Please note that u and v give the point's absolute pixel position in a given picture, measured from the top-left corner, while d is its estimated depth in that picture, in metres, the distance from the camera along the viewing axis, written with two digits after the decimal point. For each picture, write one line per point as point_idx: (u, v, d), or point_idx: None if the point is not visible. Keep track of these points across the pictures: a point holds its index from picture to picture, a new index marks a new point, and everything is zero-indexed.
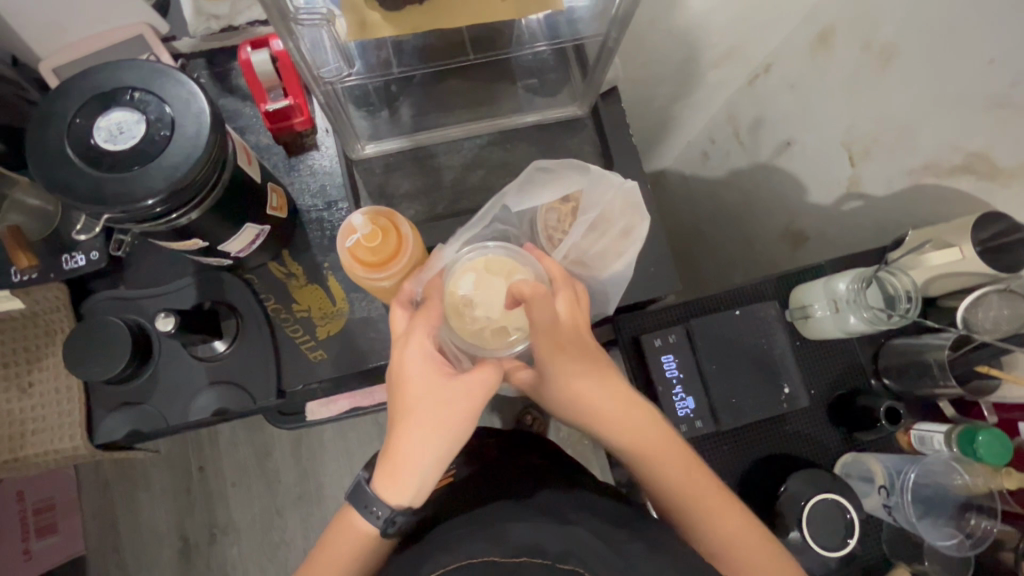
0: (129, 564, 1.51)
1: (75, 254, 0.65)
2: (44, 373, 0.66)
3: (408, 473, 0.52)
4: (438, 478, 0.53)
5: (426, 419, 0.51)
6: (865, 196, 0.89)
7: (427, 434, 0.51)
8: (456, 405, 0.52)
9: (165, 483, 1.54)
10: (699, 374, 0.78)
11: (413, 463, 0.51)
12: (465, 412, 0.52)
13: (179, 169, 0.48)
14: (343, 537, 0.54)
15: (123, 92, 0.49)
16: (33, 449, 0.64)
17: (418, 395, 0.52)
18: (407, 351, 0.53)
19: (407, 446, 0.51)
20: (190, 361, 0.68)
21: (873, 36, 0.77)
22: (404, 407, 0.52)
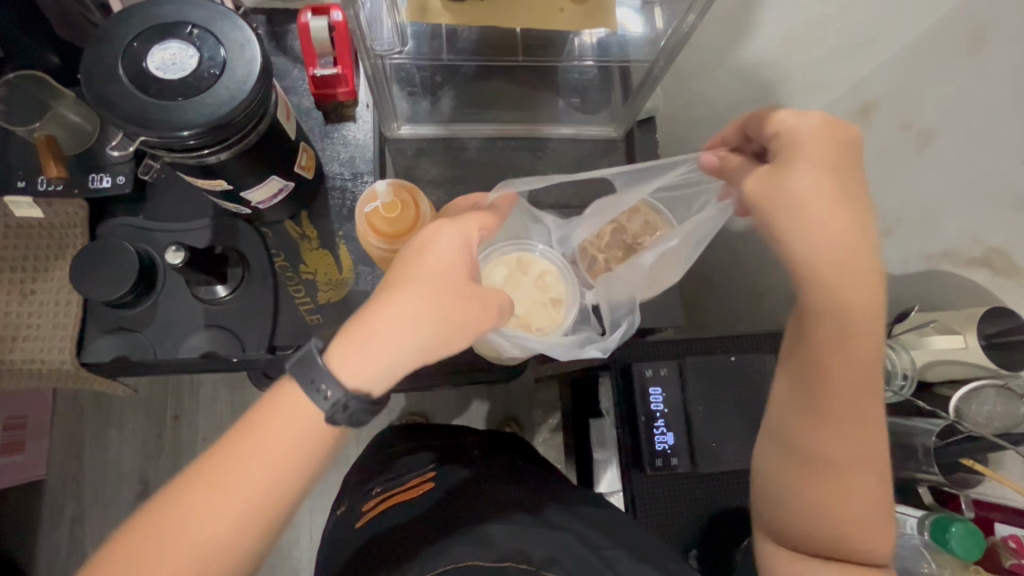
0: (85, 498, 1.50)
1: (102, 175, 0.67)
2: (47, 284, 0.67)
3: (381, 343, 0.44)
4: (406, 373, 0.46)
5: (431, 291, 0.46)
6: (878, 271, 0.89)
7: (423, 303, 0.45)
8: (463, 291, 0.48)
9: (138, 424, 1.54)
10: (684, 412, 0.78)
11: (396, 340, 0.45)
12: (470, 305, 0.48)
13: (220, 108, 0.49)
14: (276, 418, 0.44)
15: (183, 26, 0.51)
16: (19, 355, 0.65)
17: (440, 271, 0.47)
18: (439, 226, 0.50)
19: (394, 310, 0.45)
20: (190, 300, 0.68)
21: (914, 117, 0.78)
22: (418, 274, 0.47)
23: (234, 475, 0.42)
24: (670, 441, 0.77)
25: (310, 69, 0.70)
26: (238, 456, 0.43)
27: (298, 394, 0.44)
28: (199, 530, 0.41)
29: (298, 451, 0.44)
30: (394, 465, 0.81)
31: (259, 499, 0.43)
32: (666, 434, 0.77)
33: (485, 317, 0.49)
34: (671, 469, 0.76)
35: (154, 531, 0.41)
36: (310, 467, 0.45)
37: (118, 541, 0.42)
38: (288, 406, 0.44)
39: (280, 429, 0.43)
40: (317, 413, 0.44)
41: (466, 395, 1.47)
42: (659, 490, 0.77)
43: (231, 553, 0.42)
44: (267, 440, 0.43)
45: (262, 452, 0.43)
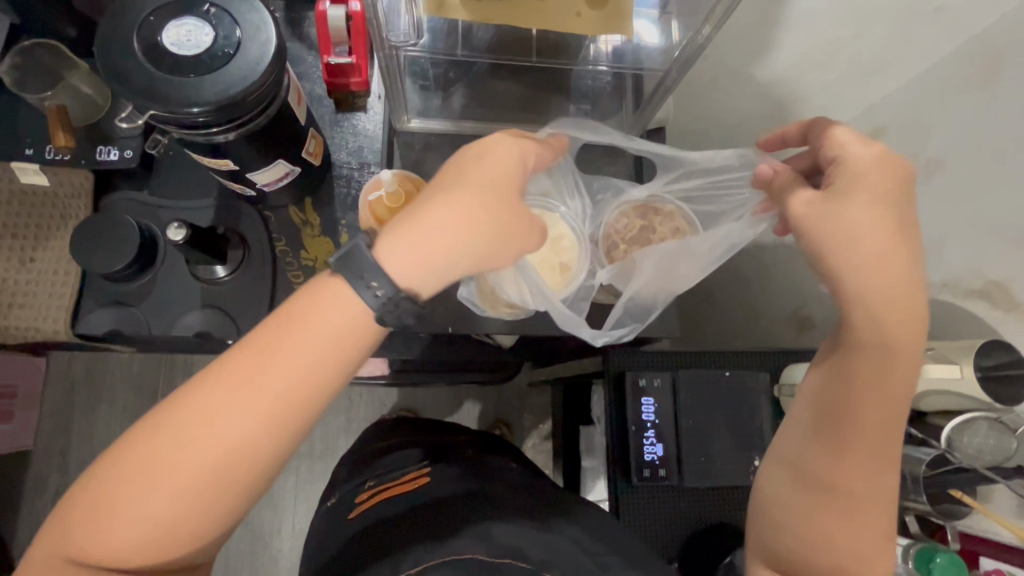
0: (70, 471, 1.50)
1: (110, 148, 0.67)
2: (47, 252, 0.67)
3: (429, 244, 0.44)
4: (448, 277, 0.45)
5: (491, 199, 0.46)
6: None
7: (476, 210, 0.45)
8: (515, 204, 0.47)
9: (128, 401, 1.54)
10: (675, 424, 0.77)
11: (449, 241, 0.44)
12: (518, 219, 0.48)
13: (232, 88, 0.49)
14: (316, 314, 0.43)
15: (201, 4, 0.51)
16: (15, 321, 0.65)
17: (503, 183, 0.47)
18: (496, 138, 0.48)
19: (444, 216, 0.44)
20: (189, 278, 0.68)
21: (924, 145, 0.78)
22: (482, 178, 0.46)
23: (270, 366, 0.42)
24: (659, 452, 0.76)
25: (325, 56, 0.70)
26: (277, 347, 0.42)
27: (341, 288, 0.43)
28: (231, 418, 0.41)
29: (337, 347, 0.43)
30: (385, 459, 0.80)
31: (295, 392, 0.42)
32: (655, 445, 0.77)
33: (529, 234, 0.49)
34: (658, 480, 0.76)
35: (184, 419, 0.41)
36: (346, 365, 0.44)
37: (151, 424, 0.41)
38: (329, 304, 0.43)
39: (320, 326, 0.43)
40: (359, 310, 0.43)
41: (458, 394, 1.47)
42: (645, 502, 0.76)
43: (263, 444, 0.42)
44: (306, 335, 0.42)
45: (302, 346, 0.42)
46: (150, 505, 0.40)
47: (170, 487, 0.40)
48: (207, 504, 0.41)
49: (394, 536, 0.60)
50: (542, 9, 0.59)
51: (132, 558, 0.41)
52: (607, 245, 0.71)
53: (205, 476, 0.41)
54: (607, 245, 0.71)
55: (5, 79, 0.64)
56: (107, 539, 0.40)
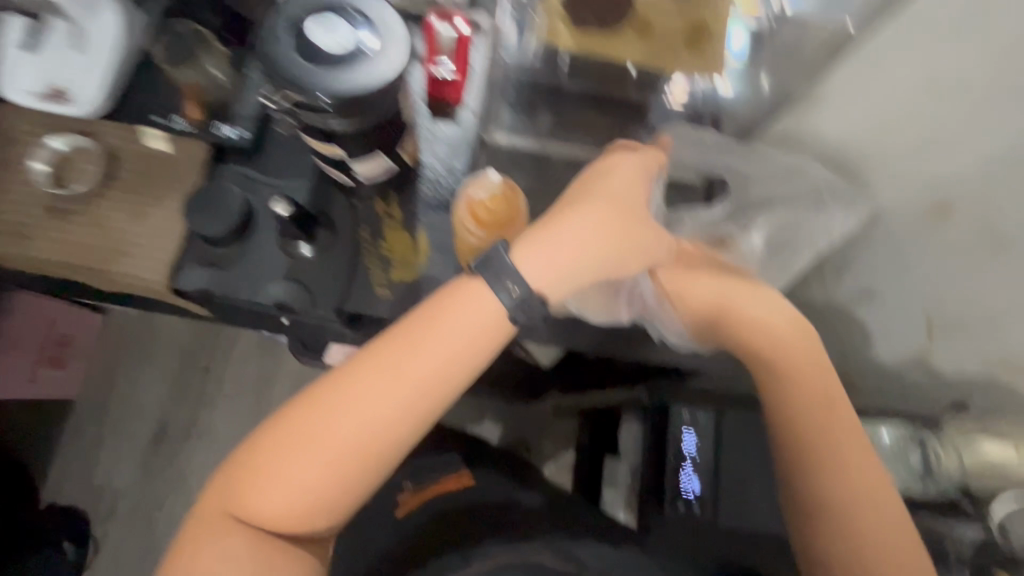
0: (107, 426, 1.57)
1: (226, 125, 0.74)
2: (158, 211, 0.73)
3: (563, 243, 0.49)
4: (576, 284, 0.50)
5: (615, 217, 0.51)
6: None
7: (608, 218, 0.50)
8: (639, 219, 0.52)
9: (171, 368, 1.61)
10: (715, 462, 0.78)
11: (578, 249, 0.49)
12: (636, 233, 0.52)
13: (361, 87, 0.55)
14: (457, 312, 0.47)
15: (345, 9, 0.58)
16: (121, 269, 0.71)
17: (624, 204, 0.52)
18: (624, 162, 0.54)
19: (577, 229, 0.49)
20: (279, 252, 0.73)
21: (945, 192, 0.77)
22: (609, 198, 0.51)
23: (413, 355, 0.46)
24: (695, 488, 0.77)
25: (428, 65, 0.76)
26: (420, 339, 0.46)
27: (479, 290, 0.47)
28: (379, 395, 0.45)
29: (474, 344, 0.47)
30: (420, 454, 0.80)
31: (435, 383, 0.46)
32: (692, 480, 0.77)
33: (650, 247, 0.53)
34: (691, 516, 0.76)
35: (334, 395, 0.45)
36: (479, 363, 0.47)
37: (305, 403, 0.45)
38: (465, 304, 0.47)
39: (459, 322, 0.46)
40: (494, 311, 0.47)
41: (485, 407, 1.49)
42: (676, 536, 0.75)
43: (402, 429, 0.46)
44: (446, 331, 0.46)
45: (443, 341, 0.46)
46: (297, 474, 0.44)
47: (324, 461, 0.45)
48: (350, 480, 0.45)
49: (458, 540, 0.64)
50: (644, 46, 0.64)
51: (280, 523, 0.45)
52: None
53: (350, 450, 0.45)
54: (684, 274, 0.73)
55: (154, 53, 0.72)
56: (264, 503, 0.45)
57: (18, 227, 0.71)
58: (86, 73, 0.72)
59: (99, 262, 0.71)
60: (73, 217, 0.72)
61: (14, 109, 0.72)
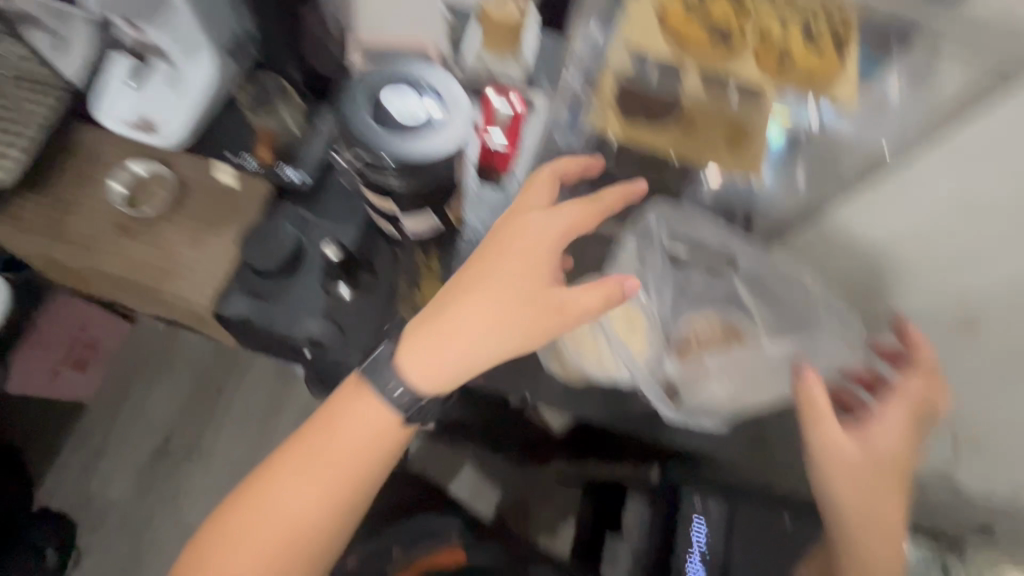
0: (114, 433, 1.59)
1: (292, 170, 0.80)
2: (216, 238, 0.78)
3: (462, 343, 0.57)
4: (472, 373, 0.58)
5: (506, 300, 0.57)
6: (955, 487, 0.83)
7: (487, 309, 0.57)
8: (544, 290, 0.58)
9: (186, 383, 1.63)
10: (722, 557, 0.75)
11: (464, 335, 0.57)
12: (539, 322, 0.57)
13: (427, 156, 0.64)
14: (346, 420, 0.59)
15: (423, 88, 0.68)
16: (173, 289, 0.75)
17: (518, 275, 0.57)
18: (536, 226, 0.59)
19: (463, 316, 0.57)
20: (320, 291, 0.77)
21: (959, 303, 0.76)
22: (501, 265, 0.58)
23: (318, 455, 0.58)
24: None
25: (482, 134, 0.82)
26: (326, 434, 0.58)
27: (358, 395, 0.59)
28: (296, 489, 0.57)
29: (359, 431, 0.58)
30: (421, 524, 0.80)
31: (357, 471, 0.58)
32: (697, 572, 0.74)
33: (585, 319, 0.59)
34: None
35: (257, 493, 0.58)
36: (378, 457, 0.59)
37: (250, 494, 0.58)
38: (367, 412, 0.59)
39: (355, 440, 0.58)
40: (384, 415, 0.59)
41: (486, 465, 1.46)
42: None
43: (316, 512, 0.57)
44: (341, 433, 0.58)
45: (352, 433, 0.58)
46: (231, 563, 0.57)
47: (262, 533, 0.57)
48: (302, 535, 0.57)
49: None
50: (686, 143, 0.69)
51: None
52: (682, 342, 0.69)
53: (282, 542, 0.57)
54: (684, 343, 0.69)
55: (242, 97, 0.82)
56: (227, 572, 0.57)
57: (85, 237, 0.76)
58: (178, 113, 0.81)
59: (152, 279, 0.75)
60: (137, 235, 0.77)
61: (109, 133, 0.80)
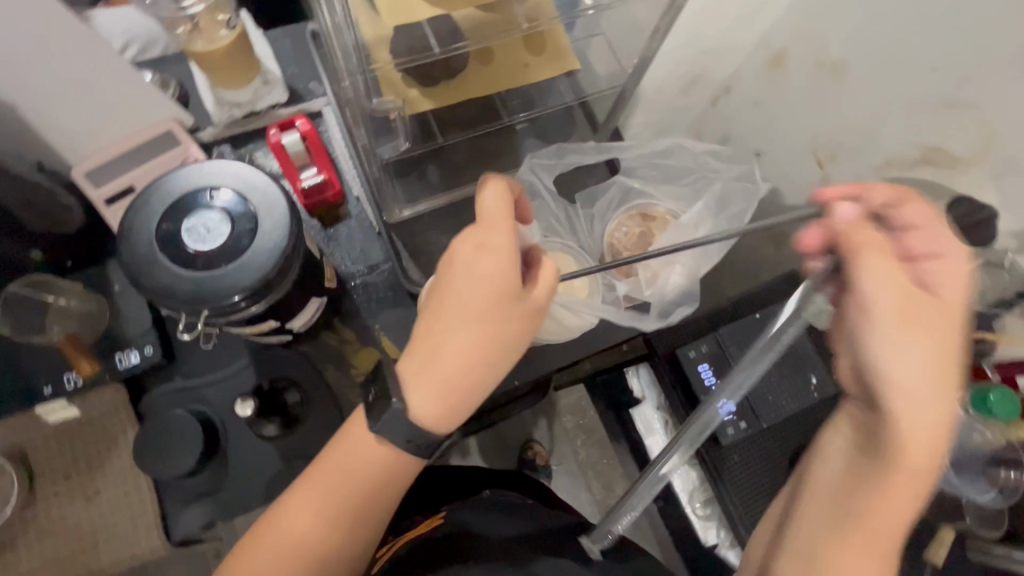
0: None
1: (128, 351, 0.65)
2: (108, 478, 0.64)
3: (462, 282, 0.46)
4: (465, 332, 0.46)
5: (491, 239, 0.46)
6: None
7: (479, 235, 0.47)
8: (483, 233, 0.47)
9: None
10: (735, 377, 0.82)
11: (438, 336, 0.46)
12: (497, 270, 0.46)
13: (261, 267, 0.49)
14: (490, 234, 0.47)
15: (203, 193, 0.51)
16: (109, 557, 0.63)
17: (474, 255, 0.46)
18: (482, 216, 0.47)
19: (456, 288, 0.46)
20: (259, 444, 0.67)
21: (822, 51, 0.71)
22: (444, 283, 0.47)
23: (458, 279, 0.46)
24: (733, 407, 0.81)
25: (297, 182, 0.71)
26: (431, 368, 0.46)
27: (461, 254, 0.47)
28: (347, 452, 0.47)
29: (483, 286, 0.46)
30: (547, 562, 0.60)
31: (477, 319, 0.46)
32: (727, 403, 0.82)
33: (499, 231, 0.47)
34: (743, 433, 0.80)
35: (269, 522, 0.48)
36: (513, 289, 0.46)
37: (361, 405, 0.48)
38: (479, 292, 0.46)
39: (477, 282, 0.46)
40: (492, 259, 0.46)
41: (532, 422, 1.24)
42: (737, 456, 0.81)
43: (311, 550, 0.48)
44: (470, 285, 0.46)
45: (450, 370, 0.46)
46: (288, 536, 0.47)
47: (285, 551, 0.47)
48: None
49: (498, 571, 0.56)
50: (493, 71, 0.64)
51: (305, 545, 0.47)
52: (612, 254, 0.67)
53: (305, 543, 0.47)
54: (612, 255, 0.67)
55: (4, 330, 0.63)
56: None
57: None
58: None
59: (80, 566, 0.63)
60: (19, 542, 0.63)
61: None
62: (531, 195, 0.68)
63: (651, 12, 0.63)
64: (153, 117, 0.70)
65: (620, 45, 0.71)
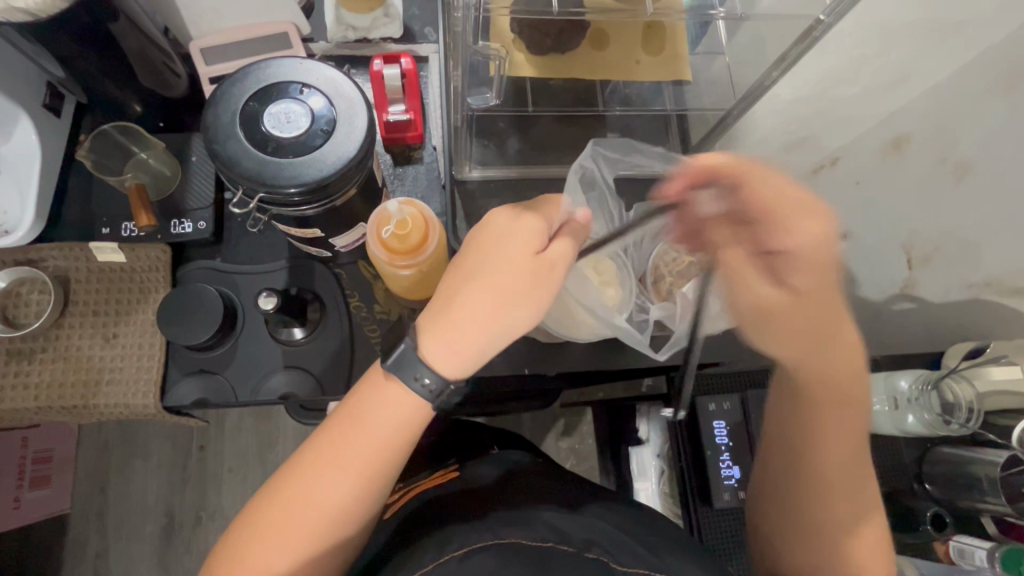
0: (88, 551, 1.17)
1: (184, 221, 0.69)
2: (130, 327, 0.67)
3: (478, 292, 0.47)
4: (491, 311, 0.47)
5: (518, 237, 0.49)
6: (917, 299, 0.79)
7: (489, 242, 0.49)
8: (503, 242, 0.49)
9: (164, 452, 1.20)
10: (749, 446, 0.78)
11: (465, 321, 0.47)
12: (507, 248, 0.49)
13: (326, 169, 0.50)
14: (498, 242, 0.48)
15: (294, 86, 0.52)
16: (104, 400, 0.65)
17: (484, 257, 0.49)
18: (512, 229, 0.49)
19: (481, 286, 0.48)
20: (271, 343, 0.69)
21: (952, 148, 0.65)
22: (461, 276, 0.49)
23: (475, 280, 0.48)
24: (736, 475, 0.77)
25: (383, 114, 0.73)
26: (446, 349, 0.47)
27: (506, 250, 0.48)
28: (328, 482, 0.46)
29: (511, 287, 0.47)
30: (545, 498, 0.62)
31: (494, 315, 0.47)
32: (732, 468, 0.77)
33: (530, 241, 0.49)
34: (738, 503, 0.76)
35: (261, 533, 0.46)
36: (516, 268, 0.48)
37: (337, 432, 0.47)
38: (529, 299, 0.48)
39: (509, 294, 0.47)
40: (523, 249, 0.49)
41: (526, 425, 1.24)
42: (732, 523, 0.77)
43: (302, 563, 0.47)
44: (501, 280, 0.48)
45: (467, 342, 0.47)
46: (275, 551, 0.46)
47: (343, 499, 0.47)
48: (351, 522, 0.48)
49: (521, 505, 0.57)
50: (603, 58, 0.63)
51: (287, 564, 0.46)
52: (653, 278, 0.65)
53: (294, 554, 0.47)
54: (654, 278, 0.65)
55: (83, 162, 0.66)
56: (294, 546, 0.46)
57: None
58: (16, 199, 0.65)
59: (77, 399, 0.65)
60: (36, 356, 0.66)
61: None
62: (588, 185, 0.63)
63: (780, 45, 0.61)
64: (275, 16, 0.74)
65: (738, 73, 0.68)
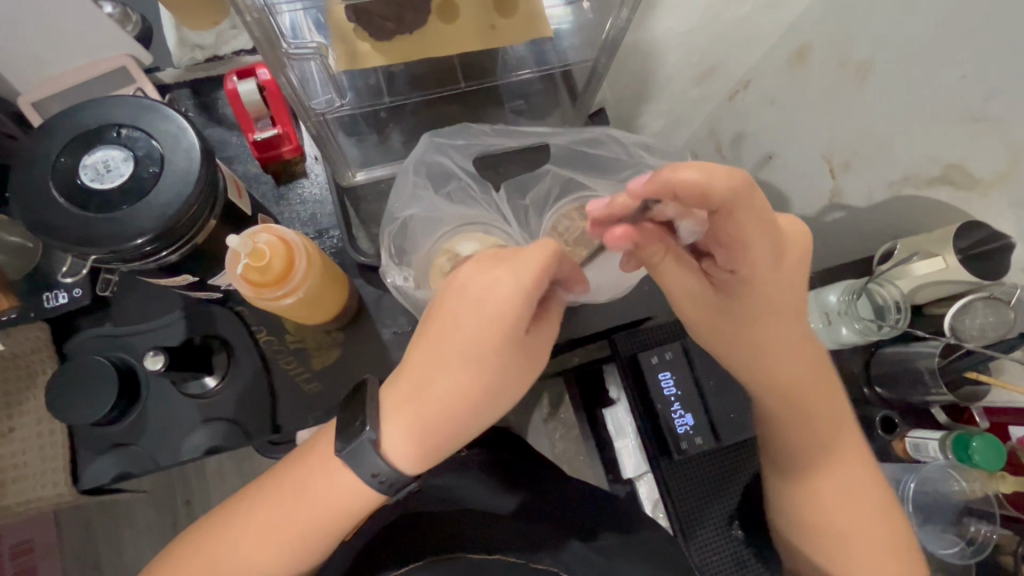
0: None
1: (57, 292, 0.63)
2: (25, 417, 0.63)
3: (432, 384, 0.46)
4: (439, 407, 0.47)
5: (473, 310, 0.46)
6: (847, 207, 0.75)
7: (471, 311, 0.46)
8: (485, 319, 0.46)
9: (149, 518, 1.15)
10: (697, 390, 0.78)
11: (427, 400, 0.47)
12: (477, 327, 0.46)
13: (170, 209, 0.46)
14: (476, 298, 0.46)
15: (109, 129, 0.48)
16: (13, 497, 0.62)
17: (457, 321, 0.47)
18: (497, 282, 0.46)
19: (439, 375, 0.47)
20: (183, 400, 0.65)
21: (849, 49, 0.63)
22: (438, 334, 0.47)
23: (451, 341, 0.46)
24: (690, 421, 0.76)
25: (249, 134, 0.68)
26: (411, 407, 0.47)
27: (481, 292, 0.46)
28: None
29: (471, 360, 0.46)
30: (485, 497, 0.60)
31: (442, 414, 0.47)
32: (684, 416, 0.77)
33: (519, 309, 0.46)
34: (697, 449, 0.76)
35: None
36: (497, 350, 0.46)
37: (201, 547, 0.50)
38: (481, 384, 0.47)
39: (481, 344, 0.46)
40: (501, 304, 0.45)
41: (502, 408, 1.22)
42: (689, 473, 0.76)
43: None
44: (465, 322, 0.46)
45: (413, 421, 0.47)
46: None
47: None
48: None
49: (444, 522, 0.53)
50: (455, 29, 0.58)
51: None
52: None
53: None
54: None
55: None
56: None
57: None
58: None
59: None
60: None
61: None
62: (443, 180, 0.67)
63: None
64: (107, 52, 0.68)
65: None
